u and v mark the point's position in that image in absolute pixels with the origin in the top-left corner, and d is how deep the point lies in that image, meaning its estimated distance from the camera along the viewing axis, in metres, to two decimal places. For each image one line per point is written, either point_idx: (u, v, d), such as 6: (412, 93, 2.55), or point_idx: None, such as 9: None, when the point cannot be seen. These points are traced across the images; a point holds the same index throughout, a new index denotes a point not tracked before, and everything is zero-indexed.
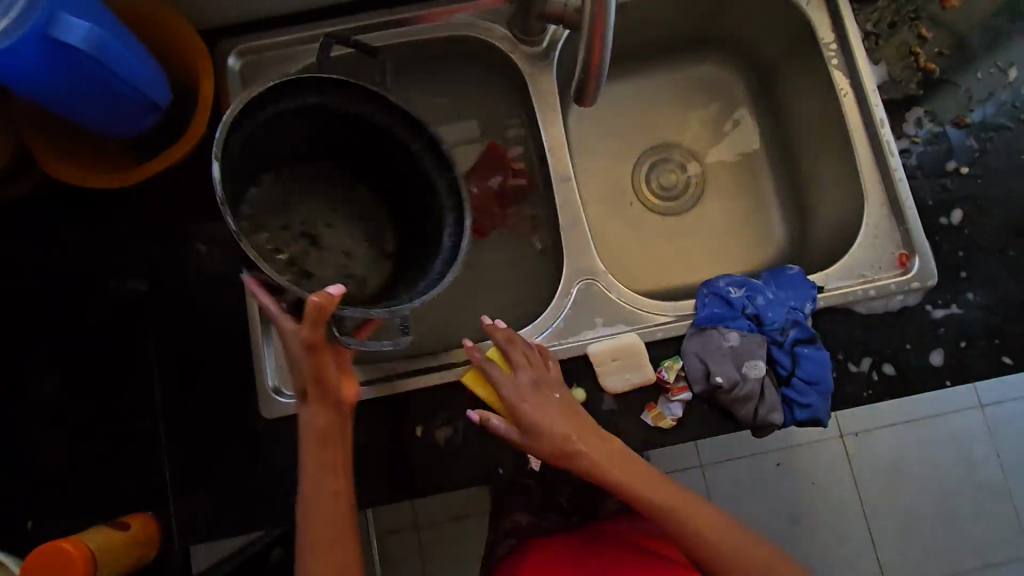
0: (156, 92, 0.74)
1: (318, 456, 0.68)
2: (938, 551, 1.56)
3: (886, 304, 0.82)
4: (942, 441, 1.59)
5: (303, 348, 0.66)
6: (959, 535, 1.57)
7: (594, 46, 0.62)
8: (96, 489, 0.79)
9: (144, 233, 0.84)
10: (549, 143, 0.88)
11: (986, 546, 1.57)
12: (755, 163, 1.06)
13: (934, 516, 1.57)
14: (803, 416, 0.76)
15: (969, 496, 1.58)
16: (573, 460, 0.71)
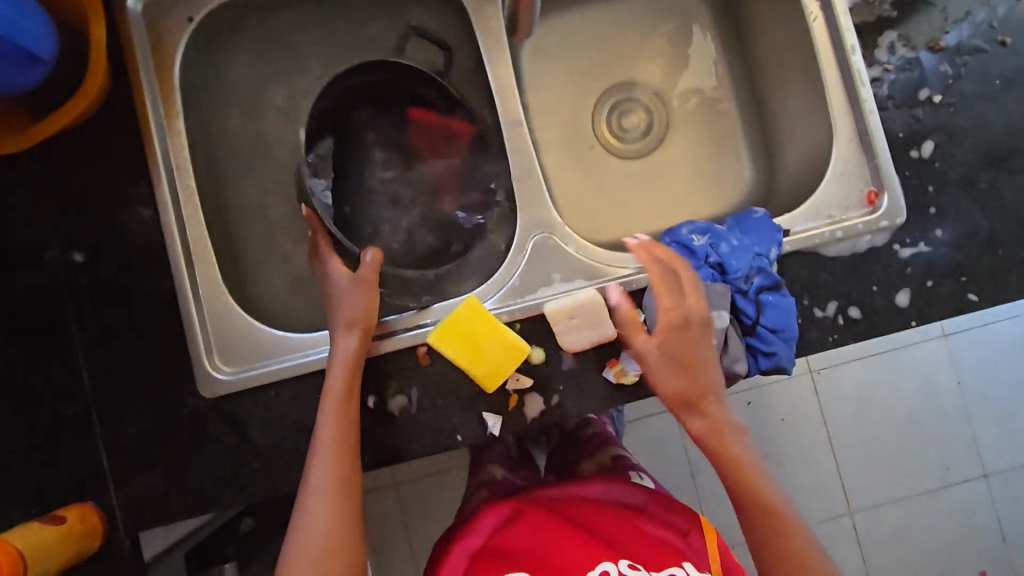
0: (30, 41, 0.64)
1: (338, 403, 0.69)
2: (901, 477, 1.62)
3: (854, 245, 0.78)
4: (907, 373, 1.62)
5: (353, 284, 0.74)
6: (922, 461, 1.62)
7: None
8: (26, 481, 0.74)
9: (52, 201, 0.76)
10: (497, 84, 0.80)
11: (946, 471, 1.63)
12: (721, 99, 1.00)
13: (897, 444, 1.62)
14: (766, 365, 0.74)
15: (931, 424, 1.63)
16: (691, 401, 0.72)
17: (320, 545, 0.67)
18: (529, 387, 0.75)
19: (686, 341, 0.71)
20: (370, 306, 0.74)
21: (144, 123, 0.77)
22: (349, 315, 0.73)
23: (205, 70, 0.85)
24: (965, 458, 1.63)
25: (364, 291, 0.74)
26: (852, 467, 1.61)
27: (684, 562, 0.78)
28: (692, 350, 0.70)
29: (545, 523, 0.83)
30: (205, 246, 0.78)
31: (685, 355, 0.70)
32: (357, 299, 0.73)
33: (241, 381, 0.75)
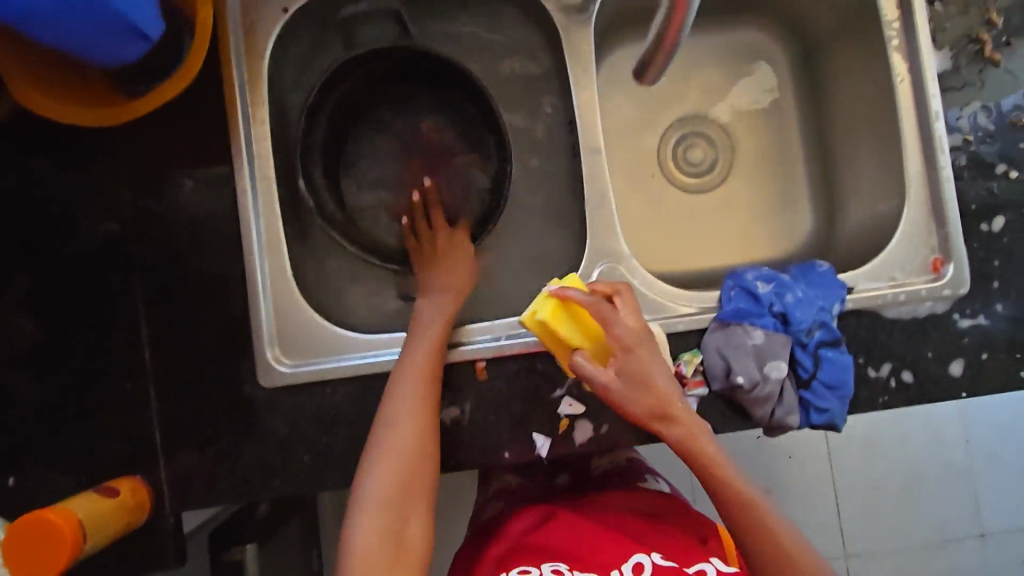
0: (145, 21, 0.65)
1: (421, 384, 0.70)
2: (903, 526, 1.63)
3: (914, 310, 0.79)
4: (921, 426, 1.63)
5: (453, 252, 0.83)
6: (926, 513, 1.63)
7: (667, 35, 0.60)
8: (79, 451, 0.74)
9: (133, 176, 0.77)
10: (579, 110, 0.81)
11: (949, 525, 1.64)
12: (784, 143, 1.01)
13: (903, 494, 1.63)
14: (819, 420, 0.75)
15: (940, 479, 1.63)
16: (664, 429, 0.67)
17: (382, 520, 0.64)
18: (581, 414, 0.77)
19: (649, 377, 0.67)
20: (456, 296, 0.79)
21: (231, 110, 0.77)
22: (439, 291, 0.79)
23: (290, 59, 0.85)
24: (967, 515, 1.65)
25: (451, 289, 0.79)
26: (853, 510, 1.62)
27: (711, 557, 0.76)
28: (647, 367, 0.66)
29: (573, 526, 0.82)
30: (277, 237, 0.78)
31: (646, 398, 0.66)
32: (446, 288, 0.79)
33: (301, 375, 0.76)
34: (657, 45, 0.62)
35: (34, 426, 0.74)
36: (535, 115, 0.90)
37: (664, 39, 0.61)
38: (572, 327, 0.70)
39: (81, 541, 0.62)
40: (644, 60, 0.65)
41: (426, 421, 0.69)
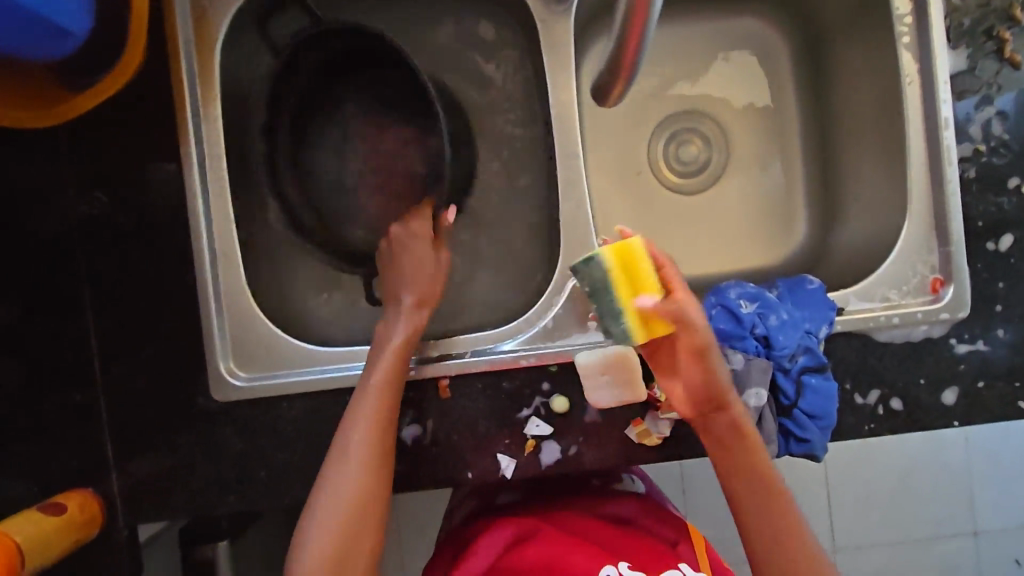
0: (66, 19, 0.59)
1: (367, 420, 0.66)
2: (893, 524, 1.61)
3: (908, 334, 0.74)
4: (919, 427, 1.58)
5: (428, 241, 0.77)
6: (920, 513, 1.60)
7: (628, 45, 0.53)
8: (28, 460, 0.72)
9: (78, 176, 0.72)
10: (556, 110, 0.75)
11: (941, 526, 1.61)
12: (784, 146, 0.94)
13: (896, 494, 1.60)
14: (798, 449, 0.71)
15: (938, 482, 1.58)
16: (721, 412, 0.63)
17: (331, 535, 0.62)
18: (548, 435, 0.73)
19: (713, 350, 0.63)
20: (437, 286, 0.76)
21: (180, 105, 0.72)
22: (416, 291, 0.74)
23: (248, 47, 0.80)
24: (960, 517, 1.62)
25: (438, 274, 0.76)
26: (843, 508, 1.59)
27: (681, 565, 0.70)
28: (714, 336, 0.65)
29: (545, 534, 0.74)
30: (231, 243, 0.74)
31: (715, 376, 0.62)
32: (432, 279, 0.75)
33: (256, 389, 0.73)
34: (617, 58, 0.55)
35: None
36: (512, 111, 0.84)
37: (624, 50, 0.53)
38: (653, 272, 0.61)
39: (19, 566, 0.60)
40: (604, 78, 0.58)
41: (381, 439, 0.65)
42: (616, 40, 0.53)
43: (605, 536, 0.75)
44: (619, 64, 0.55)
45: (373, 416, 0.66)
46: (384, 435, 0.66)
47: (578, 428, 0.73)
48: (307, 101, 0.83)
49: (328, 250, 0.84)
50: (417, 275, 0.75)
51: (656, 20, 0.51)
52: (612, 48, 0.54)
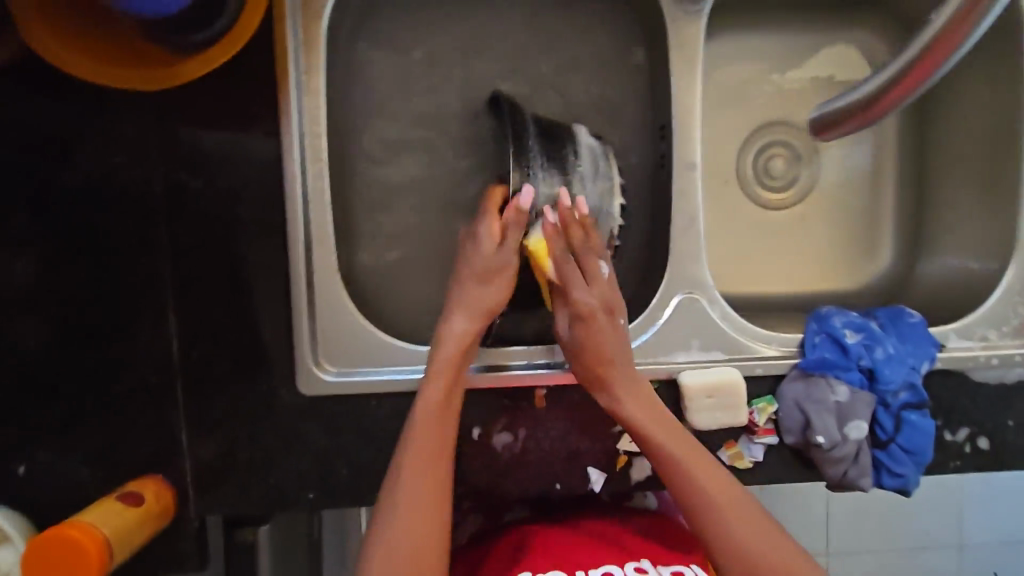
0: None
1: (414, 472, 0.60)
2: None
3: (1004, 375, 0.74)
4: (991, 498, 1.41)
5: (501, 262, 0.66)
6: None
7: (932, 56, 0.55)
8: (96, 443, 0.68)
9: (165, 144, 0.66)
10: (677, 115, 0.72)
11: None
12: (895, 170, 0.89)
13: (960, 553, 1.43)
14: (889, 483, 0.71)
15: (1007, 547, 1.43)
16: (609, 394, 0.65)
17: (401, 545, 0.58)
18: (640, 451, 0.72)
19: (603, 290, 0.66)
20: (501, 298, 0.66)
21: (283, 76, 0.67)
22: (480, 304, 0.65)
23: (349, 17, 0.74)
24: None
25: (507, 277, 0.66)
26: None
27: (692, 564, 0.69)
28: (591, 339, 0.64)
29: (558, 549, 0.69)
30: (326, 229, 0.70)
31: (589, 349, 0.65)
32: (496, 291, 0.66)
33: (345, 385, 0.69)
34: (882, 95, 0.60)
35: (49, 413, 0.68)
36: (616, 111, 0.80)
37: (916, 66, 0.56)
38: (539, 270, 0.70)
39: (108, 562, 0.57)
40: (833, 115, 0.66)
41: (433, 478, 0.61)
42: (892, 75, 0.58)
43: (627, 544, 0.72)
44: (873, 105, 0.61)
45: (440, 423, 0.62)
46: (447, 445, 0.62)
47: None
48: (402, 81, 0.78)
49: (414, 241, 0.79)
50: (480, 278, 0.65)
51: (981, 33, 0.53)
52: (865, 92, 0.61)
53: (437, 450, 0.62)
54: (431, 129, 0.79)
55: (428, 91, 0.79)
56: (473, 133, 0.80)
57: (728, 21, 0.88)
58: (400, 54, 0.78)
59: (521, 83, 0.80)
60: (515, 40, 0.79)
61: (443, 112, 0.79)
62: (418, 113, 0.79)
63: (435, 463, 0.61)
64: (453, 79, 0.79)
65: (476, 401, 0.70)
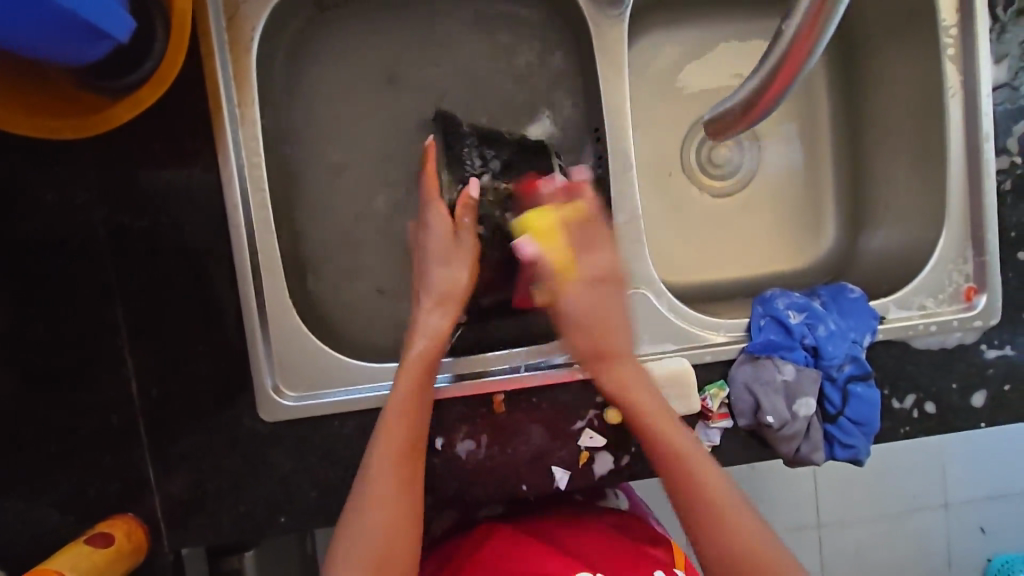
0: (111, 22, 0.55)
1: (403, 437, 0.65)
2: (938, 557, 1.48)
3: (944, 341, 0.77)
4: (968, 456, 1.45)
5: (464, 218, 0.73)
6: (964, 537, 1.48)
7: (797, 47, 0.55)
8: (63, 487, 0.69)
9: (103, 187, 0.67)
10: (609, 116, 0.74)
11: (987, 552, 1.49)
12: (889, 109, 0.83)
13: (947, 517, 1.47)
14: (842, 455, 0.73)
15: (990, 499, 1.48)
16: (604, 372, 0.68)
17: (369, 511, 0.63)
18: (601, 446, 0.74)
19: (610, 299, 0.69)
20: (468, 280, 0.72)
21: (215, 111, 0.67)
22: (441, 286, 0.71)
23: (281, 47, 0.76)
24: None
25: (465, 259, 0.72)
26: (889, 547, 1.45)
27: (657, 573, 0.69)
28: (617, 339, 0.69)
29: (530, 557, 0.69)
30: (273, 256, 0.71)
31: (596, 314, 0.68)
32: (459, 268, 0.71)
33: (307, 409, 0.71)
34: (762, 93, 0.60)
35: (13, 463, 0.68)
36: (554, 117, 0.82)
37: (785, 63, 0.56)
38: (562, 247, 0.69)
39: None
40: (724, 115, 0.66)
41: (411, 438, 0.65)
42: (766, 74, 0.58)
43: (589, 549, 0.72)
44: (756, 103, 0.62)
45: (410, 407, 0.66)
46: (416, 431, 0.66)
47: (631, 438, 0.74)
48: (342, 106, 0.80)
49: (367, 258, 0.81)
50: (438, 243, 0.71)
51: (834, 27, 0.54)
52: (744, 94, 0.62)
53: (403, 429, 0.65)
54: (375, 149, 0.81)
55: (369, 113, 0.80)
56: (417, 149, 0.81)
57: (657, 19, 0.90)
58: (337, 79, 0.80)
59: (459, 96, 0.82)
60: (448, 55, 0.81)
61: (386, 132, 0.81)
62: (361, 134, 0.80)
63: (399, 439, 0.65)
64: (392, 98, 0.81)
65: (437, 413, 0.72)
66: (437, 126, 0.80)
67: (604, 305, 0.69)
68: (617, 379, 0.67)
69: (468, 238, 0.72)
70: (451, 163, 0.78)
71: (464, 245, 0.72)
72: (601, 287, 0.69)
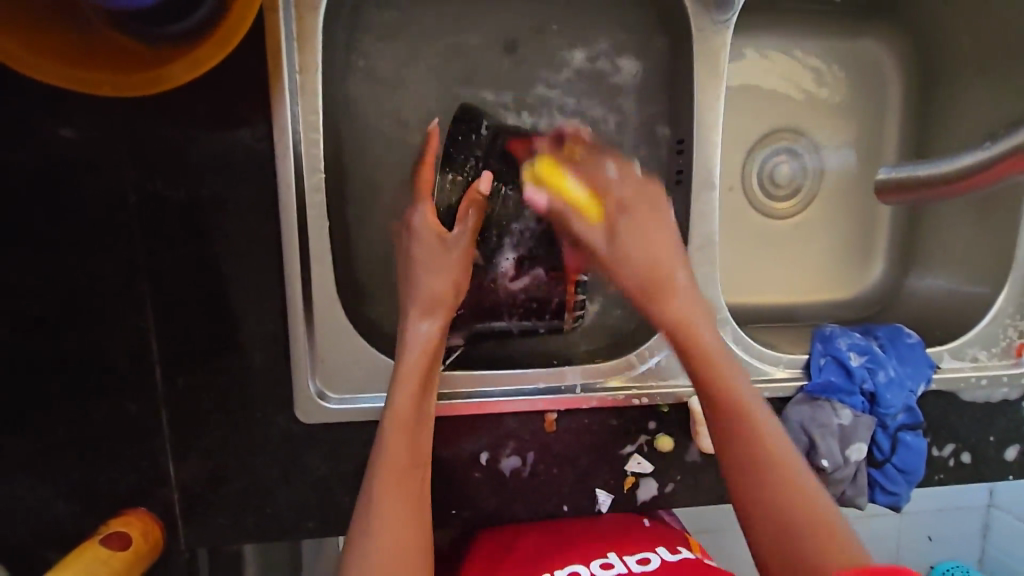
0: None
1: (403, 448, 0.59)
2: None
3: (990, 394, 0.77)
4: None
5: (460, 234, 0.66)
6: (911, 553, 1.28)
7: None
8: (70, 477, 0.62)
9: (140, 151, 0.59)
10: (698, 132, 0.69)
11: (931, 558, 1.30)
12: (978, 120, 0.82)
13: None
14: (882, 500, 0.73)
15: (943, 511, 1.27)
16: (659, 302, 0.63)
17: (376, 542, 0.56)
18: (647, 472, 0.72)
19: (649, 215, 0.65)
20: (459, 284, 0.66)
21: (275, 77, 0.59)
22: (430, 294, 0.64)
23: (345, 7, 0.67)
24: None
25: (453, 267, 0.65)
26: None
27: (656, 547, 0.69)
28: (645, 245, 0.64)
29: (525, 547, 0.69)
30: (324, 247, 0.64)
31: (640, 258, 0.64)
32: (448, 273, 0.65)
33: (349, 414, 0.66)
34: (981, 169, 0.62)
35: (17, 447, 0.61)
36: (628, 119, 0.76)
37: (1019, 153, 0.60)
38: (581, 187, 0.67)
39: None
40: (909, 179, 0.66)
41: (414, 449, 0.60)
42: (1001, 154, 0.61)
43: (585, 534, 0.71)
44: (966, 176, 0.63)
45: (411, 423, 0.60)
46: (416, 443, 0.60)
47: (678, 467, 0.72)
48: (403, 81, 0.72)
49: None
50: (432, 262, 0.65)
51: None
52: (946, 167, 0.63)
53: (405, 440, 0.59)
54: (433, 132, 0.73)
55: (431, 92, 0.73)
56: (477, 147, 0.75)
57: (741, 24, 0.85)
58: (398, 50, 0.72)
59: (530, 85, 0.75)
60: (524, 37, 0.74)
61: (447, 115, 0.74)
62: (421, 115, 0.73)
63: (400, 462, 0.59)
64: (458, 79, 0.74)
65: (485, 426, 0.68)
66: (454, 126, 0.71)
67: (652, 248, 0.64)
68: (681, 312, 0.62)
69: (462, 243, 0.66)
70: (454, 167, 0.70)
71: (459, 252, 0.66)
72: (660, 237, 0.64)
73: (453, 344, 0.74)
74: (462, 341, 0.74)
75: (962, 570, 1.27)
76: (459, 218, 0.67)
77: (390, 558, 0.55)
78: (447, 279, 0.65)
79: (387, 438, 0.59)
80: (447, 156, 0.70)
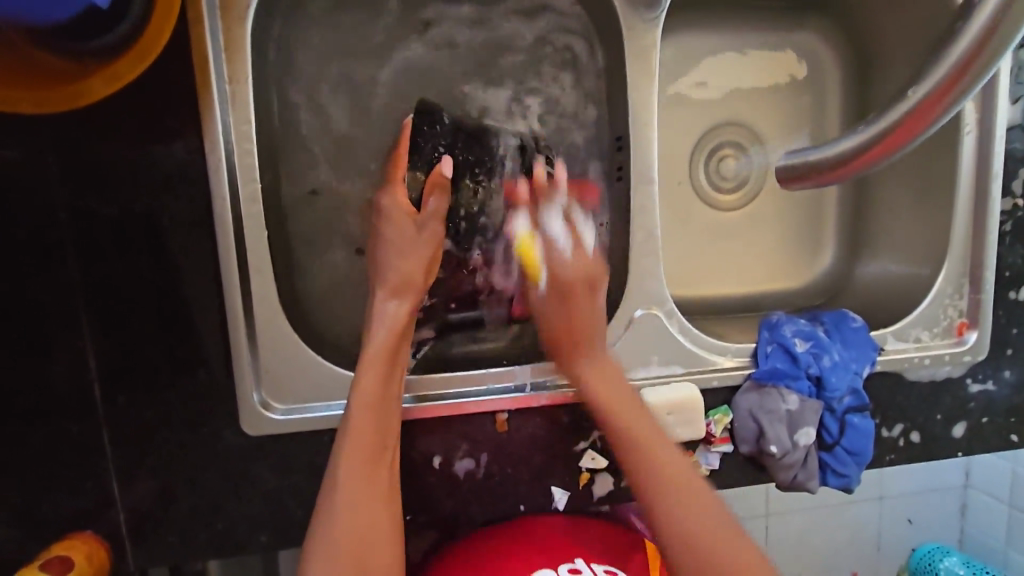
0: None
1: (368, 426, 0.60)
2: None
3: (934, 373, 0.79)
4: None
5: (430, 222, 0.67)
6: (892, 538, 1.30)
7: (915, 118, 0.55)
8: (10, 502, 0.61)
9: (68, 169, 0.58)
10: (634, 128, 0.70)
11: (914, 540, 1.32)
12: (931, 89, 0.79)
13: None
14: (833, 482, 0.75)
15: (921, 493, 1.28)
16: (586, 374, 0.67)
17: (340, 524, 0.57)
18: (602, 467, 0.72)
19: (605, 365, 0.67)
20: (430, 266, 0.68)
21: (203, 88, 0.59)
22: (398, 275, 0.65)
23: (277, 17, 0.67)
24: (960, 573, 1.21)
25: (424, 253, 0.67)
26: None
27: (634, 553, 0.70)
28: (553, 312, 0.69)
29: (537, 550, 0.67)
30: (263, 257, 0.64)
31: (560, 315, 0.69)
32: (416, 257, 0.66)
33: (299, 423, 0.65)
34: (856, 156, 0.59)
35: None
36: (569, 120, 0.77)
37: (898, 129, 0.56)
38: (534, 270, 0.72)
39: None
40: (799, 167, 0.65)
41: (377, 430, 0.61)
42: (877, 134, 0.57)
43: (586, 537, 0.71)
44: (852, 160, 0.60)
45: (375, 399, 0.61)
46: (381, 422, 0.61)
47: None
48: (342, 91, 0.73)
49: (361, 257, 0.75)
50: (399, 252, 0.66)
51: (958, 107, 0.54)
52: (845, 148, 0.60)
53: (370, 421, 0.60)
54: (374, 139, 0.74)
55: (371, 100, 0.74)
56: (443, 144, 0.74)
57: (679, 22, 0.87)
58: (337, 59, 0.72)
59: (469, 88, 0.76)
60: (462, 43, 0.75)
61: (388, 121, 0.74)
62: (363, 123, 0.74)
63: (367, 439, 0.60)
64: (398, 87, 0.74)
65: (438, 430, 0.68)
66: (418, 118, 0.71)
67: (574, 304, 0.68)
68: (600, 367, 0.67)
69: (431, 226, 0.68)
70: (421, 160, 0.70)
71: (428, 233, 0.67)
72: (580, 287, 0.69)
73: (423, 338, 0.75)
74: (431, 336, 0.75)
75: (942, 551, 1.27)
76: (424, 200, 0.68)
77: (358, 539, 0.57)
78: (421, 262, 0.66)
79: (348, 420, 0.60)
80: (413, 146, 0.70)
